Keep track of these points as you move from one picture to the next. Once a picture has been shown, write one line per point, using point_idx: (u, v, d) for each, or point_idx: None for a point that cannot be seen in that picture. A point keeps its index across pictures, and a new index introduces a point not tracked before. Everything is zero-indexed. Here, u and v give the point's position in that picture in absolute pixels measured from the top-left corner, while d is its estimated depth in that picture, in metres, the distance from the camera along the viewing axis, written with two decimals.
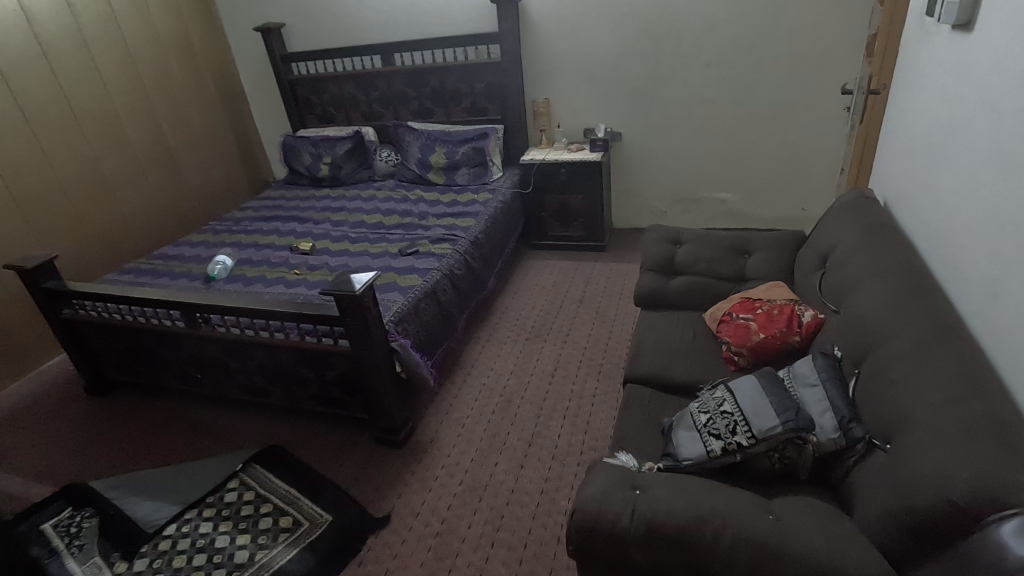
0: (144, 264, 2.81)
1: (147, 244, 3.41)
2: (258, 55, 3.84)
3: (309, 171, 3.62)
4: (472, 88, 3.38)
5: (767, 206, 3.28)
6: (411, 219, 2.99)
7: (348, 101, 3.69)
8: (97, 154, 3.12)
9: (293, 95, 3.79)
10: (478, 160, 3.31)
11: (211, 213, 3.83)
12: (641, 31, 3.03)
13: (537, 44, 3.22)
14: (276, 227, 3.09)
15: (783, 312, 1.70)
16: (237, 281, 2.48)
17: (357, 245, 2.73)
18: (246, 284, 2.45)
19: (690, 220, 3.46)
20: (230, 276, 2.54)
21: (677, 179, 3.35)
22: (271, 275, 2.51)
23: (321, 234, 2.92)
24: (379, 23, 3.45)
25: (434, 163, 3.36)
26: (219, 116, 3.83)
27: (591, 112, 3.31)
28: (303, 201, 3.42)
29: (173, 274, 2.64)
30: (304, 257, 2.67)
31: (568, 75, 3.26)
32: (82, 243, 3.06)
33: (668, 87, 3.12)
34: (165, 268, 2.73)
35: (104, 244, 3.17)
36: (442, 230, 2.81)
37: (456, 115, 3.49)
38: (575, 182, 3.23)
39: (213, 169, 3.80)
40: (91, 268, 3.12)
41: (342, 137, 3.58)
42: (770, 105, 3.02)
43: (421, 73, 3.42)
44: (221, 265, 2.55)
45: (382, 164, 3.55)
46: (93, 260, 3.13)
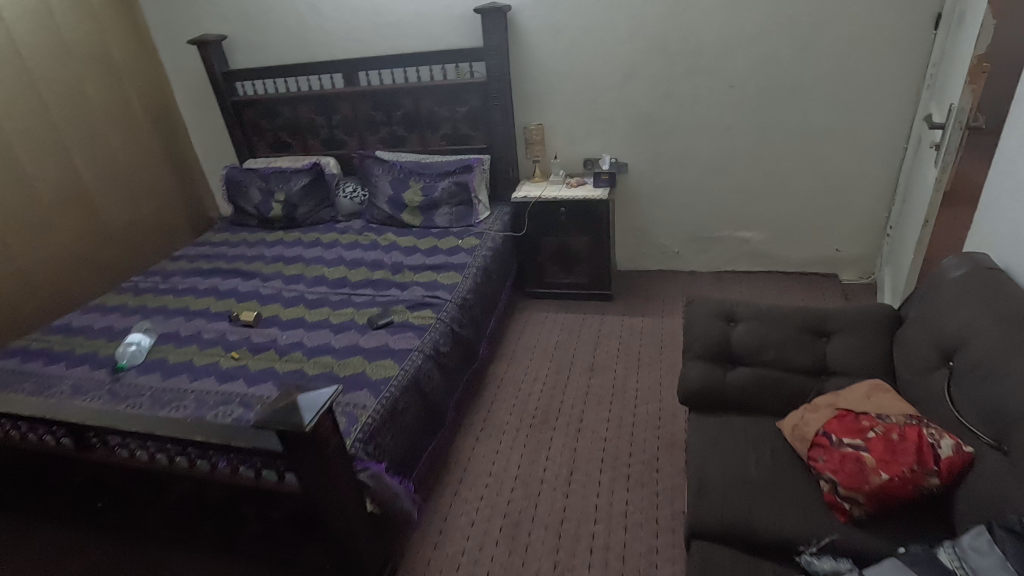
0: (38, 342, 2.19)
1: (55, 305, 2.78)
2: (196, 72, 3.26)
3: (259, 211, 3.04)
4: (452, 113, 2.87)
5: (796, 247, 2.86)
6: (382, 272, 2.45)
7: (305, 127, 3.13)
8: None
9: (239, 119, 3.22)
10: (461, 197, 2.80)
11: (142, 259, 3.21)
12: (652, 47, 2.57)
13: (528, 61, 2.74)
14: (215, 284, 2.51)
15: (909, 440, 1.21)
16: (155, 370, 1.91)
17: (316, 311, 2.19)
18: (168, 376, 1.87)
19: (707, 261, 3.01)
20: (147, 362, 1.97)
21: (692, 216, 2.90)
22: (202, 361, 1.94)
23: (270, 295, 2.36)
24: (340, 36, 2.92)
25: (409, 201, 2.84)
26: (151, 145, 3.23)
27: (593, 139, 2.84)
28: (250, 247, 2.85)
29: (72, 358, 2.04)
30: (246, 330, 2.11)
31: (564, 98, 2.78)
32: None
33: (683, 111, 2.67)
34: (64, 347, 2.13)
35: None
36: (421, 290, 2.28)
37: (434, 143, 2.98)
38: (577, 222, 2.74)
39: (143, 207, 3.19)
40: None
41: (299, 170, 3.02)
42: (802, 133, 2.60)
43: (391, 94, 2.90)
44: (132, 352, 1.98)
45: (347, 201, 3.02)
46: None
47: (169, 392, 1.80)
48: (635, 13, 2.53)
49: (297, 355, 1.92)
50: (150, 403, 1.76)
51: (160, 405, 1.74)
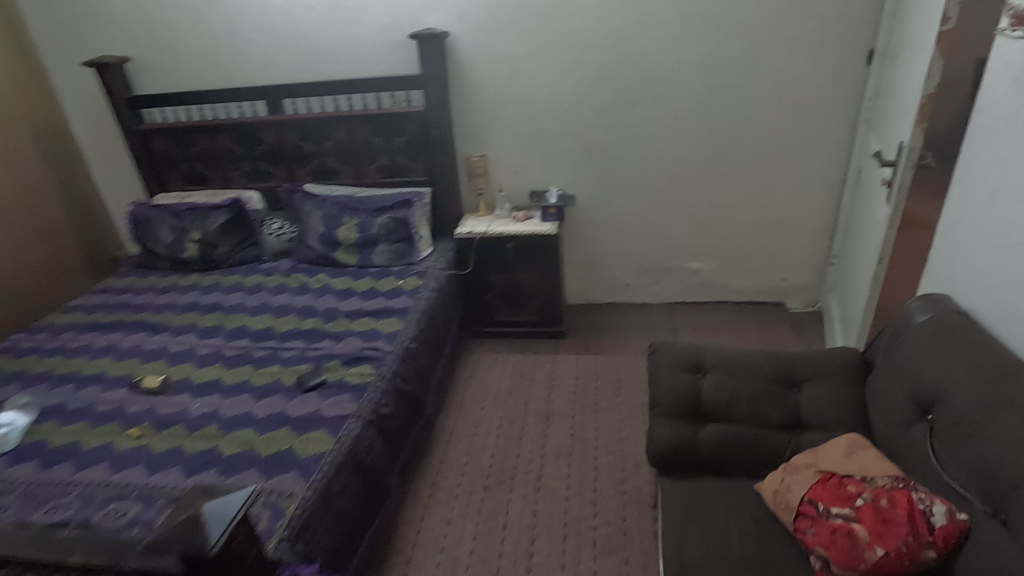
0: None
1: None
2: (94, 98, 2.90)
3: (170, 251, 2.71)
4: (387, 144, 2.68)
5: (744, 276, 2.84)
6: (314, 321, 2.21)
7: (224, 158, 2.84)
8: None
9: (148, 149, 2.89)
10: (400, 234, 2.60)
11: (29, 310, 2.79)
12: (597, 78, 2.50)
13: (469, 90, 2.59)
14: (114, 341, 2.18)
15: (899, 506, 1.12)
16: (32, 457, 1.59)
17: (235, 371, 1.92)
18: (47, 465, 1.56)
19: (658, 292, 2.94)
20: (23, 446, 1.64)
21: (642, 247, 2.83)
22: (94, 442, 1.64)
23: (180, 353, 2.06)
24: (261, 61, 2.67)
25: (343, 238, 2.61)
26: (40, 179, 2.83)
27: (538, 171, 2.72)
28: (160, 294, 2.52)
29: None
30: (150, 399, 1.81)
31: (508, 128, 2.65)
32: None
33: (629, 143, 2.61)
34: None
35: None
36: (358, 341, 2.05)
37: (369, 175, 2.77)
38: (526, 258, 2.60)
39: (31, 251, 2.79)
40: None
41: (217, 206, 2.73)
42: (747, 165, 2.59)
43: (320, 124, 2.68)
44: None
45: (273, 238, 2.75)
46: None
47: (47, 487, 1.49)
48: (578, 42, 2.44)
49: (211, 428, 1.65)
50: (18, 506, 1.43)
51: (33, 508, 1.43)
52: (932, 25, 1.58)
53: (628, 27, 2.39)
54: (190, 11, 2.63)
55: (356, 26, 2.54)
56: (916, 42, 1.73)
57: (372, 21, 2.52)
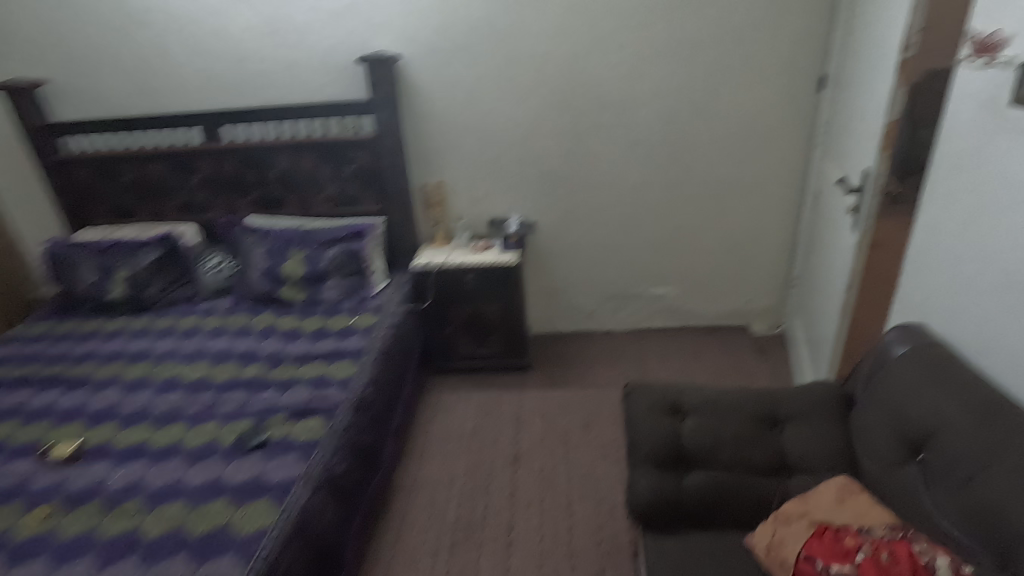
0: None
1: None
2: (4, 125, 2.62)
3: (92, 292, 2.45)
4: (336, 172, 2.52)
5: (708, 301, 2.80)
6: (256, 368, 2.01)
7: (154, 188, 2.61)
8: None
9: (67, 181, 2.63)
10: (351, 268, 2.43)
11: None
12: (554, 103, 2.43)
13: (422, 115, 2.48)
14: (23, 400, 1.92)
15: (901, 561, 1.03)
16: None
17: (165, 431, 1.70)
18: None
19: (623, 319, 2.87)
20: None
21: (605, 274, 2.76)
22: None
23: (101, 411, 1.82)
24: (196, 85, 2.48)
25: (289, 274, 2.43)
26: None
27: (497, 198, 2.62)
28: (80, 343, 2.26)
29: None
30: (61, 471, 1.58)
31: (464, 155, 2.54)
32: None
33: (589, 168, 2.54)
34: None
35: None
36: (307, 389, 1.87)
37: (317, 205, 2.60)
38: (487, 290, 2.47)
39: None
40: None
41: (146, 242, 2.50)
42: (707, 189, 2.57)
43: (263, 151, 2.51)
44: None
45: (211, 276, 2.53)
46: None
47: None
48: (535, 67, 2.37)
49: (133, 504, 1.44)
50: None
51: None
52: (890, 54, 1.58)
53: (585, 52, 2.34)
54: (114, 31, 2.42)
55: (299, 49, 2.39)
56: (871, 68, 1.74)
57: (317, 44, 2.38)
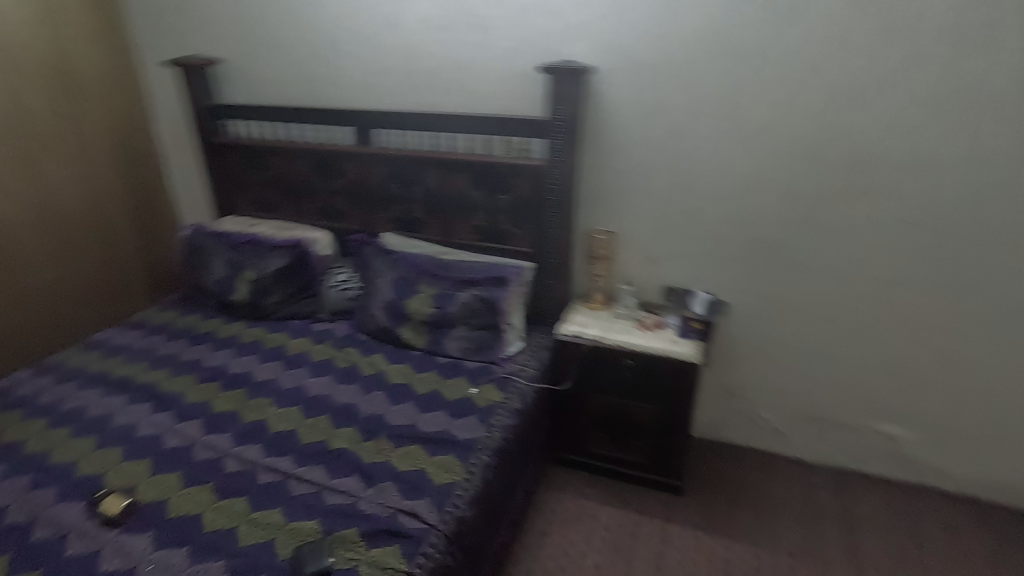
0: None
1: None
2: (178, 100, 2.55)
3: (218, 289, 2.29)
4: (488, 201, 2.08)
5: (961, 461, 1.93)
6: (349, 436, 1.66)
7: (298, 187, 2.39)
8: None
9: (221, 166, 2.49)
10: (484, 320, 2.00)
11: (73, 330, 2.43)
12: (793, 153, 1.75)
13: (606, 148, 1.94)
14: (108, 413, 1.75)
15: None
16: None
17: (222, 507, 1.42)
18: None
19: (823, 451, 2.10)
20: None
21: (811, 390, 2.02)
22: None
23: (171, 451, 1.59)
24: (357, 80, 2.18)
25: (413, 312, 2.05)
26: (110, 193, 2.48)
27: (680, 264, 2.01)
28: (190, 346, 2.10)
29: None
30: (100, 535, 1.33)
31: (649, 204, 1.96)
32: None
33: (823, 247, 1.83)
34: None
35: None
36: (396, 491, 1.46)
37: (460, 234, 2.19)
38: (646, 387, 1.90)
39: (83, 262, 2.42)
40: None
41: (281, 243, 2.28)
42: (1011, 311, 1.71)
43: (412, 164, 2.14)
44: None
45: (334, 293, 2.24)
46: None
47: None
48: (778, 100, 1.71)
49: None
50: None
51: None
52: None
53: (858, 92, 1.63)
54: (288, 12, 2.18)
55: (476, 48, 1.96)
56: None
57: (498, 45, 1.93)
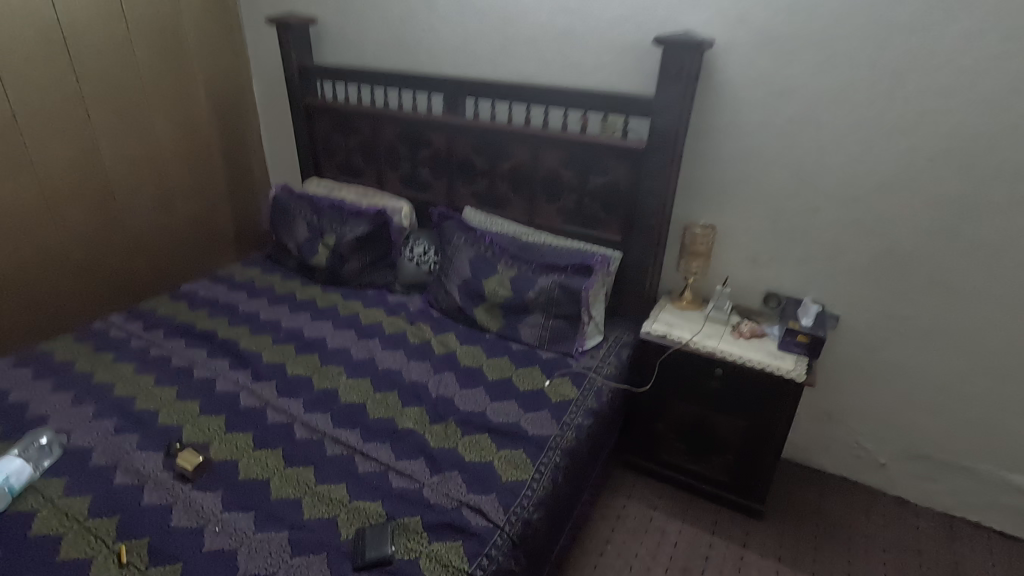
0: None
1: (36, 330, 2.14)
2: (273, 59, 2.55)
3: (300, 251, 2.30)
4: (580, 182, 1.95)
5: None
6: (418, 416, 1.61)
7: (384, 154, 2.34)
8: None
9: (310, 128, 2.49)
10: (564, 309, 1.89)
11: (165, 279, 2.53)
12: (949, 151, 1.50)
13: (718, 134, 1.75)
14: (190, 364, 1.78)
15: None
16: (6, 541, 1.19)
17: (288, 475, 1.40)
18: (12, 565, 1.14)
19: (928, 492, 1.87)
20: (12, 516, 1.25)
21: (929, 424, 1.78)
22: (76, 540, 1.20)
23: (245, 411, 1.60)
24: (453, 46, 2.08)
25: (490, 293, 1.97)
26: (206, 148, 2.54)
27: (787, 269, 1.81)
28: (269, 306, 2.12)
29: None
30: (174, 488, 1.34)
31: (759, 200, 1.77)
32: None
33: (970, 264, 1.57)
34: None
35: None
36: (462, 482, 1.39)
37: (545, 215, 2.07)
38: (738, 400, 1.72)
39: (178, 214, 2.50)
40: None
41: (362, 210, 2.25)
42: None
43: (502, 138, 2.03)
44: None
45: (411, 266, 2.19)
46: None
47: None
48: (939, 88, 1.46)
49: None
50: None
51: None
52: None
53: None
54: None
55: (584, 15, 1.80)
56: None
57: (608, 14, 1.77)
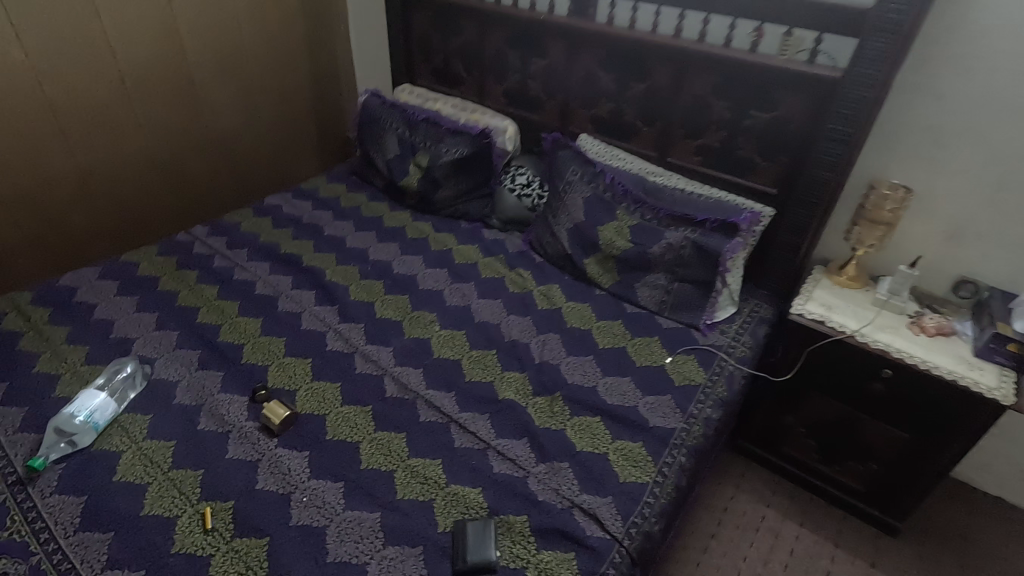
0: (25, 321, 1.49)
1: (126, 231, 2.10)
2: None
3: (388, 170, 2.06)
4: (736, 118, 1.56)
5: None
6: (520, 384, 1.41)
7: (490, 62, 2.00)
8: (43, 81, 1.71)
9: (405, 24, 2.14)
10: (695, 272, 1.58)
11: (250, 185, 2.40)
12: None
13: (950, 67, 1.30)
14: (275, 293, 1.64)
15: None
16: (92, 484, 1.11)
17: (379, 441, 1.25)
18: (98, 513, 1.06)
19: None
20: (97, 454, 1.16)
21: None
22: (163, 493, 1.10)
23: (332, 356, 1.45)
24: None
25: (606, 243, 1.68)
26: (292, 41, 2.26)
27: (999, 254, 1.41)
28: (356, 231, 1.93)
29: (26, 386, 1.31)
30: (259, 443, 1.22)
31: (987, 162, 1.34)
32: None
33: None
34: (40, 352, 1.40)
35: (30, 234, 1.86)
36: (574, 477, 1.20)
37: (681, 153, 1.71)
38: (906, 407, 1.41)
39: (262, 116, 2.30)
40: (10, 271, 1.87)
41: (461, 128, 1.95)
42: None
43: (642, 53, 1.63)
44: (62, 446, 1.15)
45: (512, 198, 1.92)
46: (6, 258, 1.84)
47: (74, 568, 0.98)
48: None
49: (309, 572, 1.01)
50: (33, 569, 0.97)
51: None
52: None
53: None
54: None
55: None
56: None
57: None
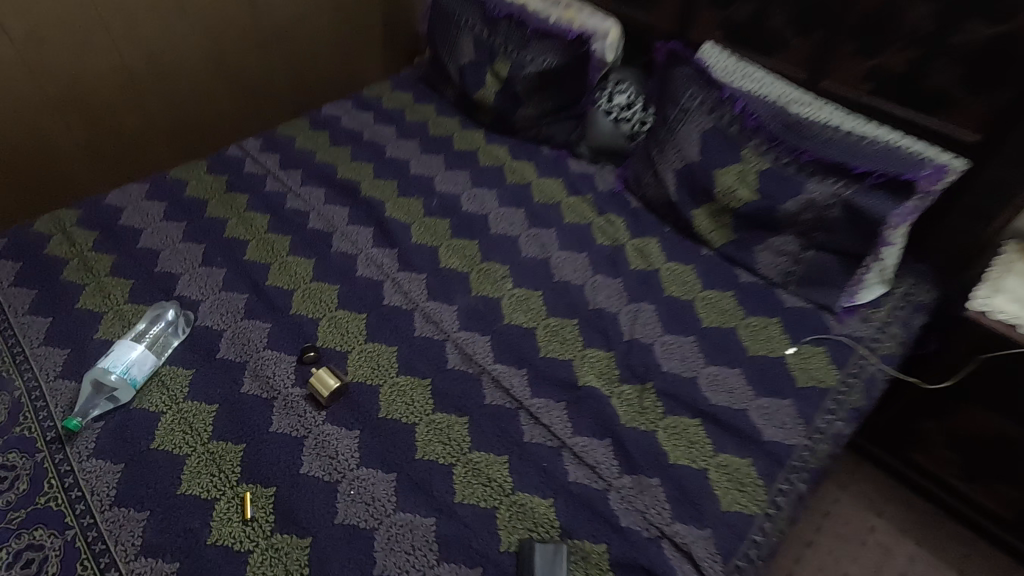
0: (70, 246, 1.38)
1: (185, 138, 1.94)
2: None
3: (462, 79, 1.74)
4: (939, 32, 1.11)
5: None
6: (605, 366, 1.18)
7: None
8: None
9: None
10: (839, 240, 1.23)
11: (313, 88, 2.15)
12: None
13: None
14: (329, 229, 1.45)
15: None
16: (131, 452, 1.02)
17: (438, 424, 1.09)
18: (135, 488, 0.97)
19: None
20: (137, 415, 1.07)
21: None
22: (203, 469, 1.00)
23: (389, 313, 1.27)
24: None
25: (723, 192, 1.33)
26: None
27: None
28: (422, 154, 1.67)
29: (70, 325, 1.21)
30: (305, 416, 1.08)
31: None
32: (34, 134, 1.64)
33: None
34: (85, 285, 1.30)
35: (84, 138, 1.74)
36: (665, 498, 0.99)
37: (842, 77, 1.29)
38: None
39: (323, 5, 1.98)
40: (70, 178, 1.78)
41: (553, 32, 1.60)
42: None
43: None
44: (103, 402, 1.07)
45: (607, 123, 1.56)
46: (64, 166, 1.74)
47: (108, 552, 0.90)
48: None
49: None
50: (67, 546, 0.90)
51: None
52: None
53: None
54: None
55: None
56: None
57: None
